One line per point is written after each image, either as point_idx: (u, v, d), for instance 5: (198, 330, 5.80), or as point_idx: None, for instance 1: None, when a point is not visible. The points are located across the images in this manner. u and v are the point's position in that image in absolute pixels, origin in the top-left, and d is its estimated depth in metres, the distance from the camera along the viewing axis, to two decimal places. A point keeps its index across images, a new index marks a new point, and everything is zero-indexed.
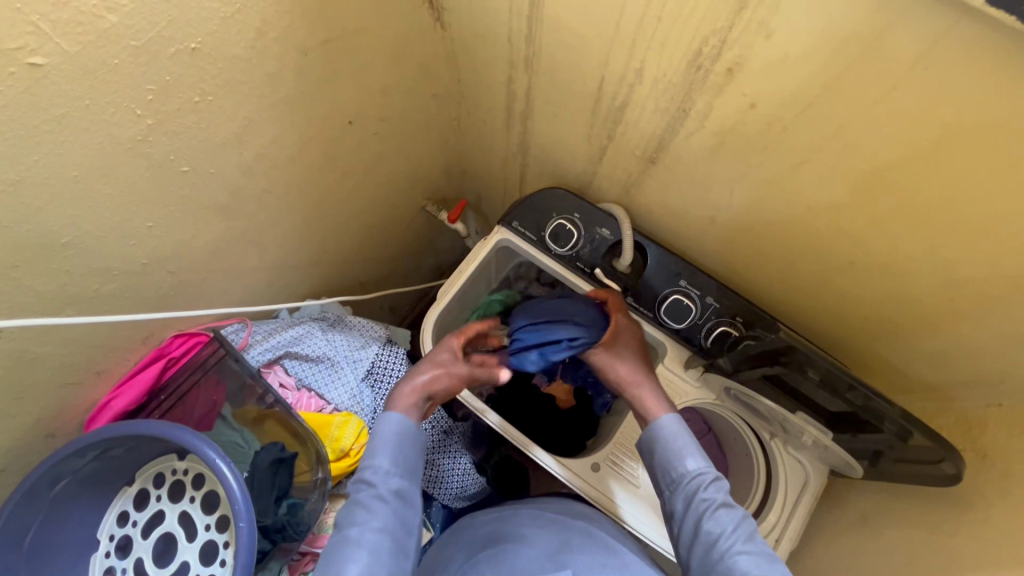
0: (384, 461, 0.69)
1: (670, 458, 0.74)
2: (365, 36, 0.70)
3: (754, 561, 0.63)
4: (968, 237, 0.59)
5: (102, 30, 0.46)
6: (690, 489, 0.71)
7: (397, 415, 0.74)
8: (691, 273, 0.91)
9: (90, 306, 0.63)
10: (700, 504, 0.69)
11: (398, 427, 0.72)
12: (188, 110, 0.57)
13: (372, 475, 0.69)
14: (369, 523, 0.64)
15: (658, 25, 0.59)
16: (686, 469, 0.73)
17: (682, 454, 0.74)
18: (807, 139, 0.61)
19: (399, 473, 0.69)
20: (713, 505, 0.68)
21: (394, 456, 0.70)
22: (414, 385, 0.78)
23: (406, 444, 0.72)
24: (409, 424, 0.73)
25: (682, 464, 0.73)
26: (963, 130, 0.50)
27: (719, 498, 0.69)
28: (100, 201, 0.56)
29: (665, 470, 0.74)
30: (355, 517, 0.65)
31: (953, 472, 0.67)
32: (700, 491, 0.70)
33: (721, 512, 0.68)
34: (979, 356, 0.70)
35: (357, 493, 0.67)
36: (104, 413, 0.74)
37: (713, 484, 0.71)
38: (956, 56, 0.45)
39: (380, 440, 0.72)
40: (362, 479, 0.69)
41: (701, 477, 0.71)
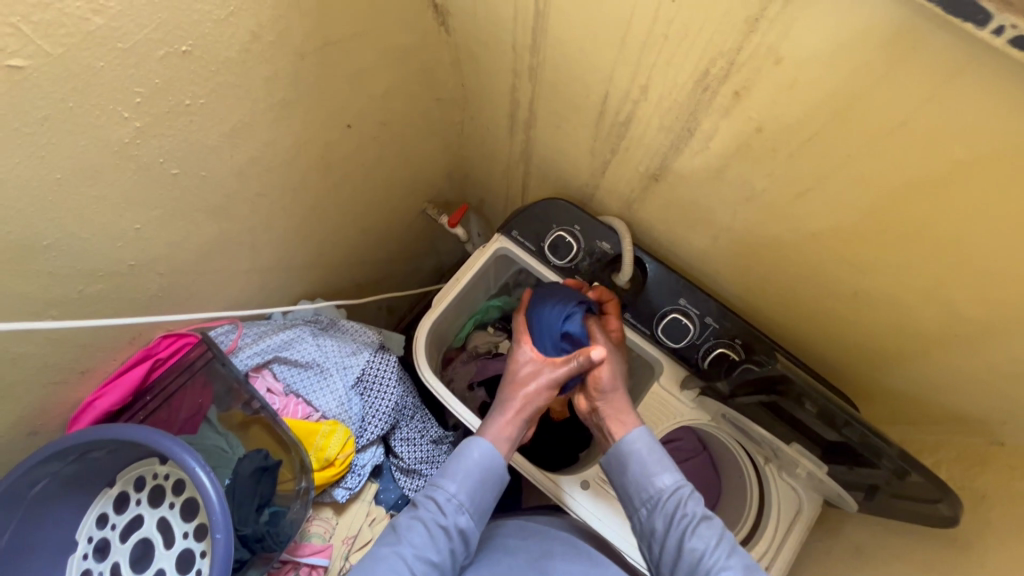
0: (458, 491, 0.72)
1: (646, 475, 0.73)
2: (365, 40, 0.69)
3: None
4: (978, 275, 0.57)
5: (87, 33, 0.45)
6: (670, 505, 0.70)
7: (486, 444, 0.74)
8: (691, 292, 0.89)
9: (74, 307, 0.62)
10: (683, 520, 0.69)
11: (483, 459, 0.73)
12: (178, 114, 0.56)
13: (442, 501, 0.72)
14: (425, 552, 0.69)
15: (665, 43, 0.57)
16: (664, 484, 0.72)
17: (656, 470, 0.73)
18: (815, 166, 0.59)
19: (467, 510, 0.72)
20: (694, 521, 0.68)
21: (471, 491, 0.72)
22: (515, 402, 0.78)
23: (487, 484, 0.74)
24: (496, 460, 0.74)
25: (657, 480, 0.72)
26: (975, 167, 0.48)
27: (697, 513, 0.69)
28: (85, 203, 0.55)
29: (641, 486, 0.72)
30: (416, 539, 0.69)
31: (949, 514, 0.65)
32: (681, 506, 0.70)
33: (703, 526, 0.68)
34: (984, 395, 0.68)
35: (424, 511, 0.72)
36: (88, 413, 0.73)
37: (691, 498, 0.71)
38: (974, 92, 0.43)
39: (464, 465, 0.73)
40: (434, 499, 0.72)
41: (677, 493, 0.71)
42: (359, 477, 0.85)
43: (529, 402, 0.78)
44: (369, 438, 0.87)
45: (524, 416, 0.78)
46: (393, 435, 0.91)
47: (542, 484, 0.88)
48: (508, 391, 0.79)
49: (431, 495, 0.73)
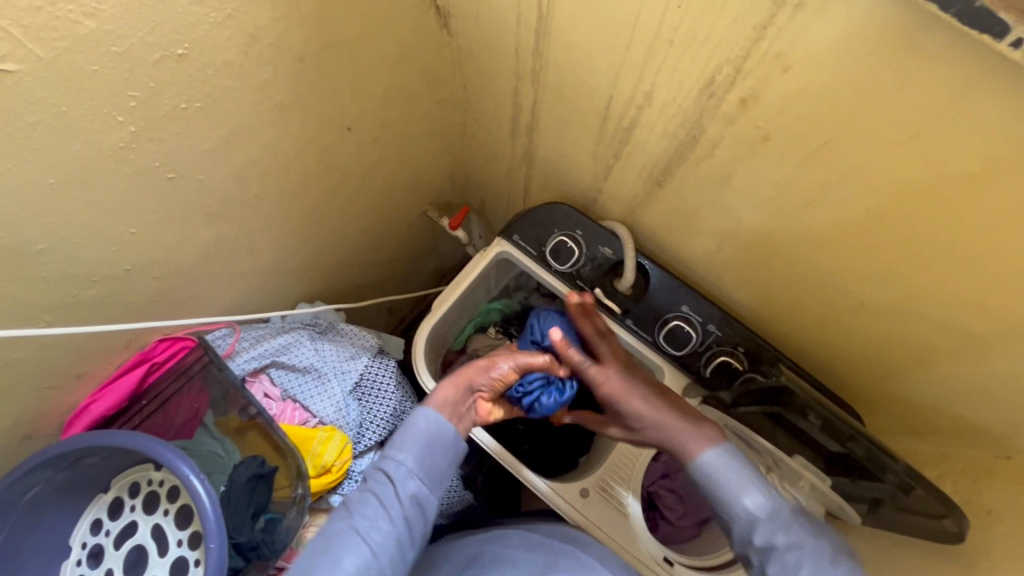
0: (406, 459, 0.69)
1: (726, 497, 0.67)
2: (366, 42, 0.68)
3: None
4: (988, 288, 0.55)
5: (80, 36, 0.44)
6: (759, 530, 0.65)
7: (431, 412, 0.73)
8: (693, 299, 0.88)
9: (68, 312, 0.61)
10: (765, 546, 0.65)
11: (432, 428, 0.71)
12: (174, 117, 0.55)
13: (391, 470, 0.69)
14: (376, 521, 0.66)
15: (671, 49, 0.56)
16: (746, 509, 0.66)
17: (737, 493, 0.67)
18: (823, 174, 0.58)
19: (419, 474, 0.70)
20: (779, 549, 0.64)
21: (418, 456, 0.70)
22: (470, 367, 0.79)
23: (436, 449, 0.71)
24: (443, 427, 0.72)
25: (743, 502, 0.66)
26: (987, 180, 0.47)
27: (784, 539, 0.64)
28: (79, 208, 0.54)
29: (722, 509, 0.68)
30: (368, 510, 0.67)
31: (955, 530, 0.63)
32: (764, 532, 0.65)
33: (786, 552, 0.64)
34: (991, 407, 0.66)
35: (374, 482, 0.69)
36: (82, 417, 0.72)
37: (775, 521, 0.65)
38: (990, 104, 0.41)
39: (409, 434, 0.71)
40: (383, 469, 0.70)
41: (765, 515, 0.66)
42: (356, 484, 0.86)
43: (482, 370, 0.79)
44: (367, 444, 0.88)
45: (470, 383, 0.78)
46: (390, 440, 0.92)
47: (542, 490, 0.88)
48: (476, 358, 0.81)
49: (381, 466, 0.71)
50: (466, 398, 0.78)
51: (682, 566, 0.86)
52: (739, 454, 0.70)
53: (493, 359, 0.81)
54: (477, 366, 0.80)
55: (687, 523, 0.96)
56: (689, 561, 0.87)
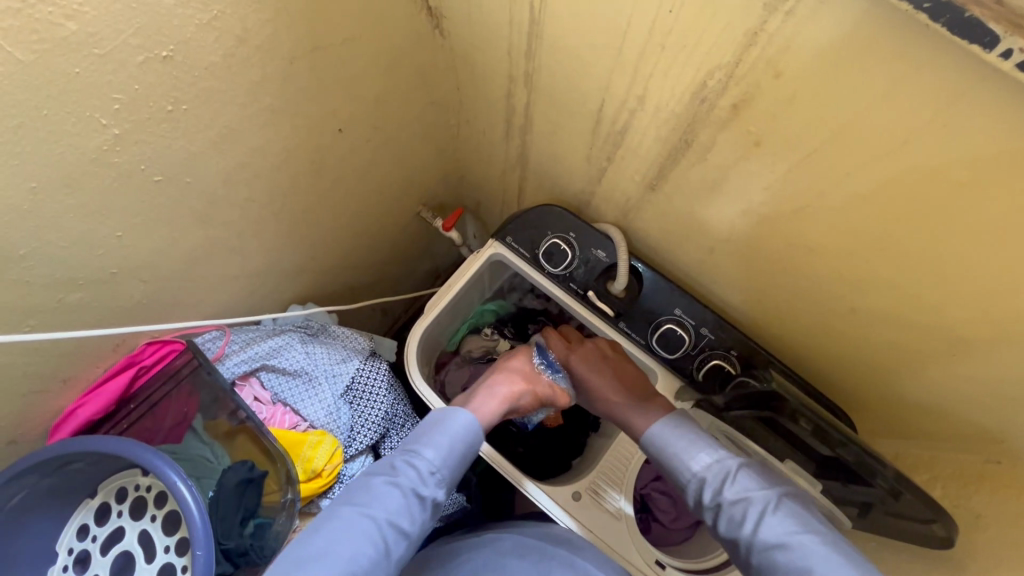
0: (438, 458, 0.72)
1: (676, 463, 0.73)
2: (357, 44, 0.67)
3: (792, 550, 0.60)
4: (978, 295, 0.55)
5: (62, 38, 0.43)
6: (707, 486, 0.70)
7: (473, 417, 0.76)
8: (686, 302, 0.89)
9: (53, 316, 0.60)
10: (712, 503, 0.69)
11: (472, 430, 0.75)
12: (160, 120, 0.54)
13: (424, 470, 0.71)
14: (399, 520, 0.66)
15: (663, 53, 0.56)
16: (693, 471, 0.72)
17: (684, 457, 0.73)
18: (814, 180, 0.57)
19: (442, 472, 0.72)
20: (725, 505, 0.67)
21: (446, 458, 0.72)
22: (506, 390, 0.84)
23: (465, 458, 0.74)
24: (479, 434, 0.76)
25: (690, 463, 0.72)
26: (978, 189, 0.46)
27: (728, 494, 0.68)
28: (62, 212, 0.53)
29: (676, 475, 0.74)
30: (393, 505, 0.67)
31: (944, 535, 0.63)
32: (710, 488, 0.69)
33: (731, 505, 0.67)
34: (980, 413, 0.66)
35: (404, 478, 0.70)
36: (68, 422, 0.71)
37: (723, 478, 0.69)
38: (981, 113, 0.41)
39: (447, 435, 0.73)
40: (415, 466, 0.71)
41: (711, 471, 0.71)
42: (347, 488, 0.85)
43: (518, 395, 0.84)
44: (358, 448, 0.88)
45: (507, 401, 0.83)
46: (382, 444, 0.92)
47: (535, 493, 0.87)
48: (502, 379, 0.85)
49: (412, 463, 0.71)
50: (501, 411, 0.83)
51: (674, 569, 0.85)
52: (687, 422, 0.76)
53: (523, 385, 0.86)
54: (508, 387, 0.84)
55: (678, 526, 0.96)
56: (682, 564, 0.86)
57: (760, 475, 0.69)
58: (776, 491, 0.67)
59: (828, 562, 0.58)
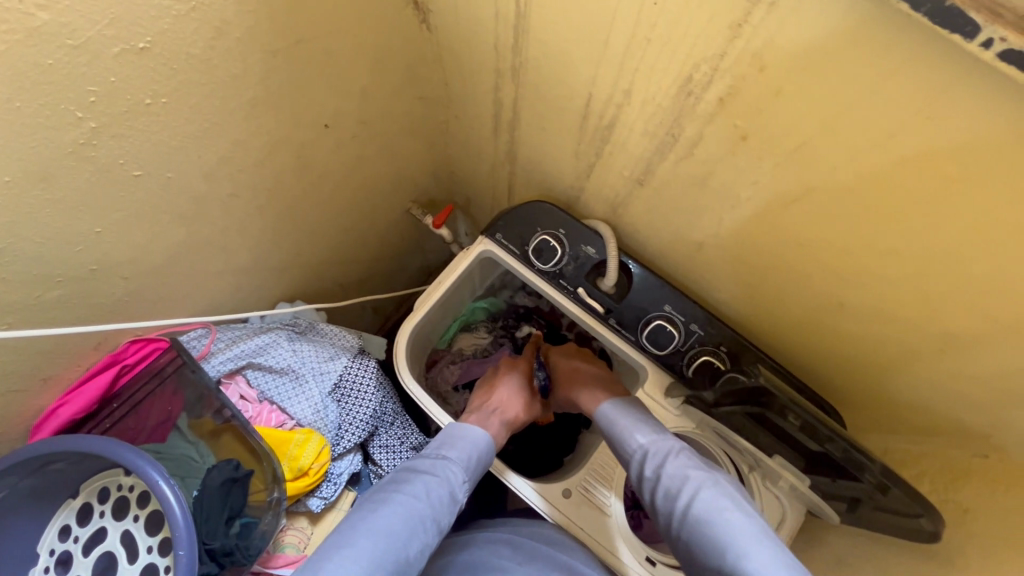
0: (467, 462, 0.78)
1: (624, 438, 0.79)
2: (341, 37, 0.66)
3: (718, 522, 0.65)
4: (963, 288, 0.55)
5: (33, 28, 0.42)
6: (650, 461, 0.75)
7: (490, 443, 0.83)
8: (676, 298, 0.88)
9: (31, 314, 0.59)
10: (652, 475, 0.74)
11: (489, 444, 0.82)
12: (139, 113, 0.53)
13: (460, 474, 0.77)
14: (441, 518, 0.72)
15: (648, 47, 0.55)
16: (637, 445, 0.77)
17: (631, 432, 0.79)
18: (800, 174, 0.57)
19: (469, 477, 0.78)
20: (663, 477, 0.73)
21: (475, 465, 0.79)
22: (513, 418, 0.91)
23: (484, 467, 0.81)
24: (492, 451, 0.83)
25: (636, 438, 0.78)
26: (961, 182, 0.46)
27: (667, 468, 0.73)
28: (38, 207, 0.52)
29: (622, 449, 0.79)
30: (438, 503, 0.72)
31: (931, 529, 0.64)
32: (652, 461, 0.75)
33: (670, 478, 0.72)
34: (964, 407, 0.67)
35: (445, 478, 0.75)
36: (49, 421, 0.70)
37: (664, 454, 0.75)
38: (964, 105, 0.41)
39: (474, 446, 0.80)
40: (453, 469, 0.77)
41: (654, 447, 0.76)
42: (335, 486, 0.85)
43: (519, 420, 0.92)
44: (347, 446, 0.87)
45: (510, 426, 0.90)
46: (371, 442, 0.91)
47: (526, 492, 0.86)
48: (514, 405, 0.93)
49: (450, 465, 0.77)
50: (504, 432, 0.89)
51: (666, 566, 0.84)
52: (638, 406, 0.83)
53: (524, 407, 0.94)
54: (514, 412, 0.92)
55: None
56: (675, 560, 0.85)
57: (699, 458, 0.74)
58: (713, 473, 0.72)
59: (748, 535, 0.62)
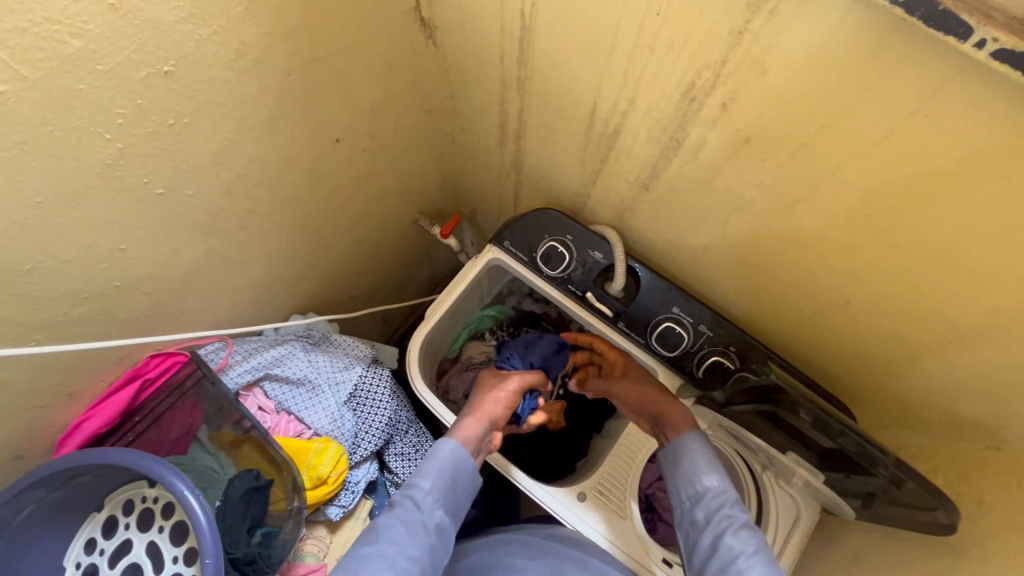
0: (430, 484, 0.75)
1: (696, 473, 0.79)
2: (352, 55, 0.69)
3: None
4: (966, 281, 0.56)
5: (66, 55, 0.44)
6: (713, 504, 0.76)
7: (457, 443, 0.78)
8: (683, 300, 0.89)
9: (58, 330, 0.61)
10: (723, 518, 0.74)
11: (455, 455, 0.77)
12: (162, 133, 0.55)
13: (420, 497, 0.74)
14: (406, 548, 0.70)
15: (651, 56, 0.57)
16: (711, 484, 0.77)
17: (708, 471, 0.78)
18: (803, 174, 0.59)
19: (442, 500, 0.75)
20: (735, 523, 0.73)
21: (446, 485, 0.76)
22: (483, 406, 0.85)
23: (458, 481, 0.77)
24: (466, 457, 0.78)
25: (712, 478, 0.78)
26: (959, 177, 0.48)
27: (740, 518, 0.73)
28: (68, 226, 0.54)
29: (690, 481, 0.79)
30: (397, 535, 0.70)
31: (947, 521, 0.63)
32: (726, 507, 0.75)
33: (743, 529, 0.72)
34: (974, 399, 0.67)
35: (402, 509, 0.73)
36: (74, 435, 0.72)
37: (736, 504, 0.75)
38: (961, 102, 0.42)
39: (434, 463, 0.76)
40: (411, 496, 0.74)
41: (727, 493, 0.76)
42: (353, 494, 0.85)
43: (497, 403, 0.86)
44: (363, 454, 0.88)
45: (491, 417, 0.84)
46: (387, 450, 0.92)
47: (538, 493, 0.85)
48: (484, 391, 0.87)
49: (409, 493, 0.75)
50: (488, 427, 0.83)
51: None
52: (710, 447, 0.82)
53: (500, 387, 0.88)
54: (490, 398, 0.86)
55: None
56: None
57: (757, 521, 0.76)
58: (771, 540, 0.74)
59: None
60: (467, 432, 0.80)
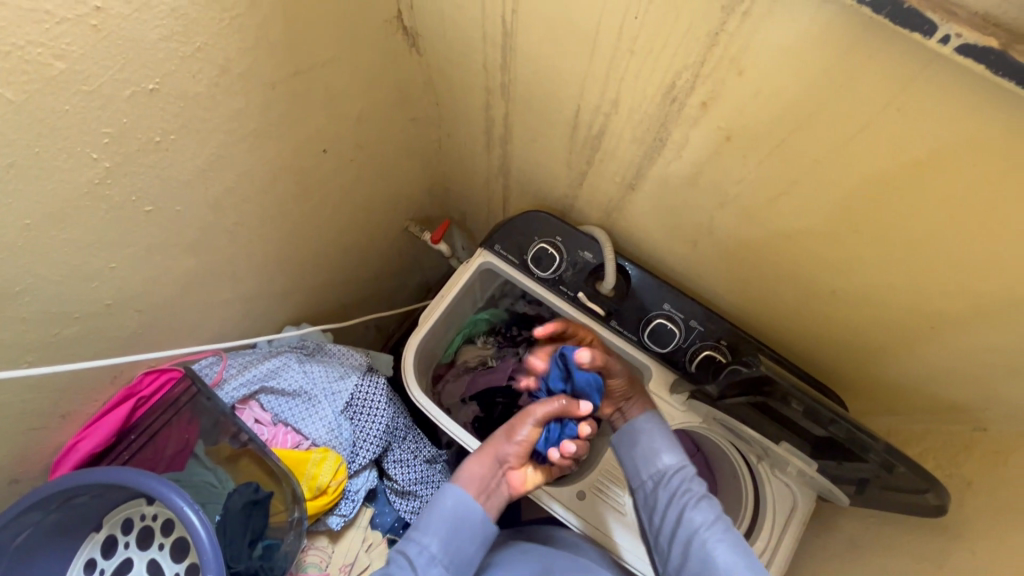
0: (429, 540, 0.73)
1: (654, 452, 0.80)
2: (337, 66, 0.69)
3: (742, 550, 0.72)
4: (946, 268, 0.58)
5: (51, 77, 0.44)
6: (672, 481, 0.78)
7: (459, 492, 0.76)
8: (675, 297, 0.90)
9: (51, 351, 0.61)
10: (685, 494, 0.76)
11: (455, 508, 0.75)
12: (149, 150, 0.56)
13: (415, 555, 0.73)
14: None
15: (631, 59, 0.58)
16: (668, 462, 0.79)
17: (664, 449, 0.80)
18: (783, 169, 0.60)
19: (443, 555, 0.73)
20: (695, 496, 0.76)
21: (444, 542, 0.74)
22: (487, 447, 0.81)
23: (461, 535, 0.75)
24: (470, 508, 0.76)
25: (669, 456, 0.79)
26: (933, 168, 0.49)
27: (698, 490, 0.77)
28: (58, 246, 0.54)
29: (649, 461, 0.80)
30: None
31: (937, 503, 0.65)
32: (684, 482, 0.77)
33: (702, 501, 0.75)
34: (958, 382, 0.69)
35: (397, 566, 0.73)
36: (70, 456, 0.71)
37: (691, 477, 0.78)
38: (930, 95, 0.44)
39: (435, 517, 0.75)
40: (407, 553, 0.73)
41: (683, 468, 0.79)
42: (353, 503, 0.86)
43: (505, 443, 0.81)
44: (362, 462, 0.88)
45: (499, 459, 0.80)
46: (386, 458, 0.91)
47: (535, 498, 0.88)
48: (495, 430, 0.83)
49: (403, 549, 0.74)
50: (497, 471, 0.80)
51: None
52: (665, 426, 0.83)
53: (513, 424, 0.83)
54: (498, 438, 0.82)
55: None
56: None
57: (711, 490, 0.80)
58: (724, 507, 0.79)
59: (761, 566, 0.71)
60: (470, 478, 0.78)
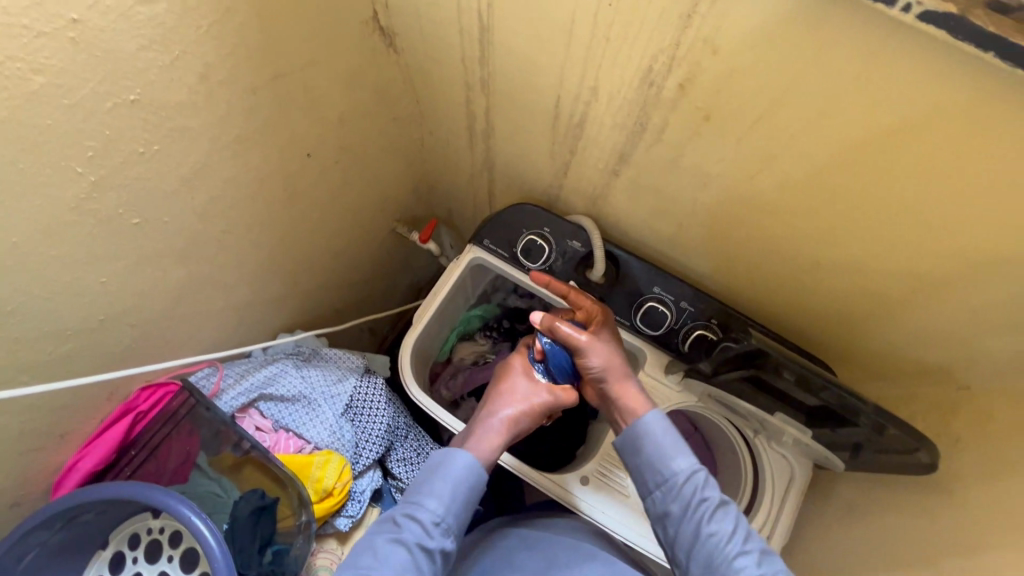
0: (438, 504, 0.68)
1: (663, 457, 0.70)
2: (316, 68, 0.69)
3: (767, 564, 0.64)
4: (922, 232, 0.60)
5: (31, 92, 0.44)
6: (686, 491, 0.68)
7: (472, 461, 0.70)
8: (664, 279, 0.92)
9: (46, 369, 0.60)
10: (701, 505, 0.67)
11: (467, 473, 0.69)
12: (134, 162, 0.55)
13: (428, 522, 0.67)
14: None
15: (608, 46, 0.60)
16: (678, 468, 0.69)
17: (673, 452, 0.70)
18: (762, 146, 0.61)
19: (452, 516, 0.68)
20: (711, 506, 0.67)
21: (453, 505, 0.68)
22: (498, 424, 0.76)
23: (470, 499, 0.70)
24: (480, 475, 0.70)
25: (679, 461, 0.69)
26: (905, 135, 0.51)
27: (714, 496, 0.67)
28: (46, 263, 0.54)
29: (657, 469, 0.70)
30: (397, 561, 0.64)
31: (928, 460, 0.67)
32: (699, 492, 0.67)
33: (719, 511, 0.66)
34: (942, 343, 0.71)
35: (408, 533, 0.66)
36: (71, 476, 0.71)
37: (706, 482, 0.69)
38: (897, 62, 0.45)
39: (447, 482, 0.69)
40: (418, 519, 0.67)
41: (696, 473, 0.69)
42: (360, 504, 0.87)
43: (519, 420, 0.77)
44: (366, 462, 0.89)
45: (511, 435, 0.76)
46: (389, 457, 0.93)
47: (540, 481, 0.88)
48: (501, 402, 0.77)
49: (414, 515, 0.67)
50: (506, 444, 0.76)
51: None
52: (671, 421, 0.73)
53: (525, 399, 0.78)
54: (510, 414, 0.77)
55: None
56: None
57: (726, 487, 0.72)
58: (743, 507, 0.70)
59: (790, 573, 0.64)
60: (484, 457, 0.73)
